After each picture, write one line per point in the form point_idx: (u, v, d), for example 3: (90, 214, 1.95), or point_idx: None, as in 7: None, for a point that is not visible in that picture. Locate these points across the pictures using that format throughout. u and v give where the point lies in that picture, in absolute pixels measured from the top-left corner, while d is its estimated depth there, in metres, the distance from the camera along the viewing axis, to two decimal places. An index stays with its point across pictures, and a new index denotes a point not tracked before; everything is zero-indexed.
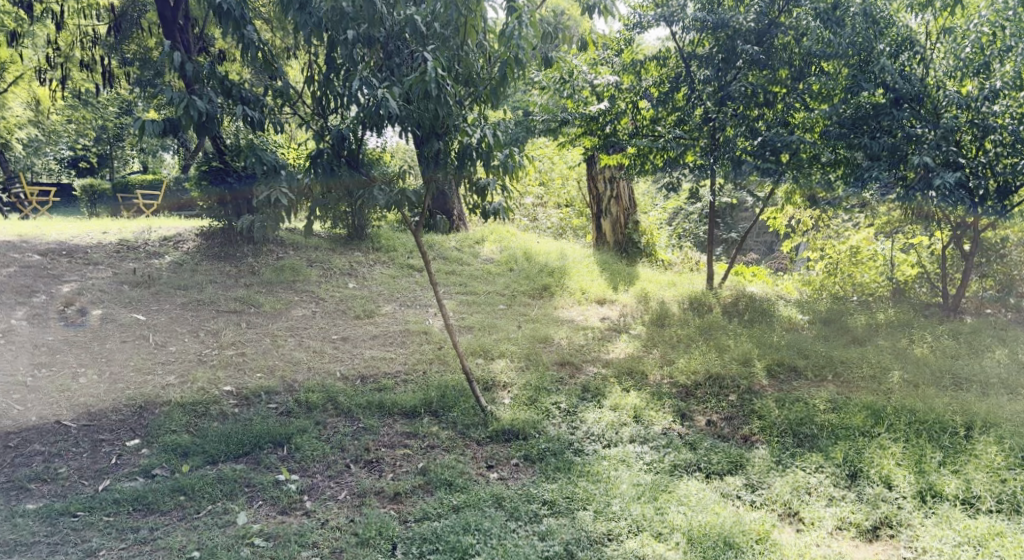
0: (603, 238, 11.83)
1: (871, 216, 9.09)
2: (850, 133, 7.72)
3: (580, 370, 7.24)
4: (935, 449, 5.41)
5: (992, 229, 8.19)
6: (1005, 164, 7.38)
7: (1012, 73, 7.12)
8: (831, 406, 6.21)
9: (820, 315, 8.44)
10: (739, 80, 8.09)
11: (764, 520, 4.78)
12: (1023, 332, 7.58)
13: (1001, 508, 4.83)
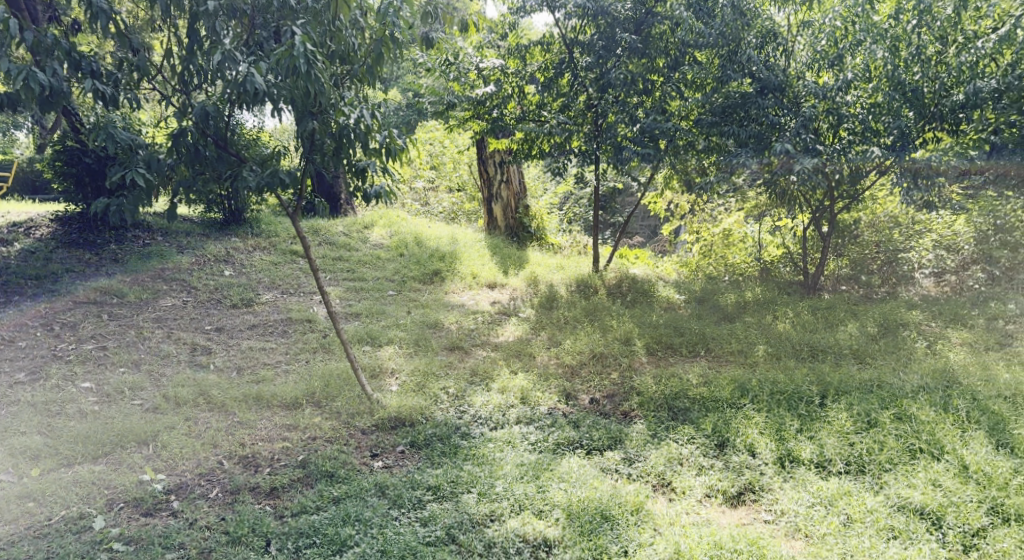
0: (493, 224, 11.83)
1: (742, 200, 9.43)
2: (720, 121, 8.08)
3: (468, 355, 7.26)
4: (792, 417, 5.76)
5: (848, 212, 8.79)
6: (857, 151, 7.80)
7: (862, 66, 7.64)
8: (703, 380, 6.54)
9: (695, 295, 8.83)
10: (619, 68, 8.13)
11: (638, 492, 4.97)
12: (872, 306, 8.16)
13: (849, 469, 5.18)
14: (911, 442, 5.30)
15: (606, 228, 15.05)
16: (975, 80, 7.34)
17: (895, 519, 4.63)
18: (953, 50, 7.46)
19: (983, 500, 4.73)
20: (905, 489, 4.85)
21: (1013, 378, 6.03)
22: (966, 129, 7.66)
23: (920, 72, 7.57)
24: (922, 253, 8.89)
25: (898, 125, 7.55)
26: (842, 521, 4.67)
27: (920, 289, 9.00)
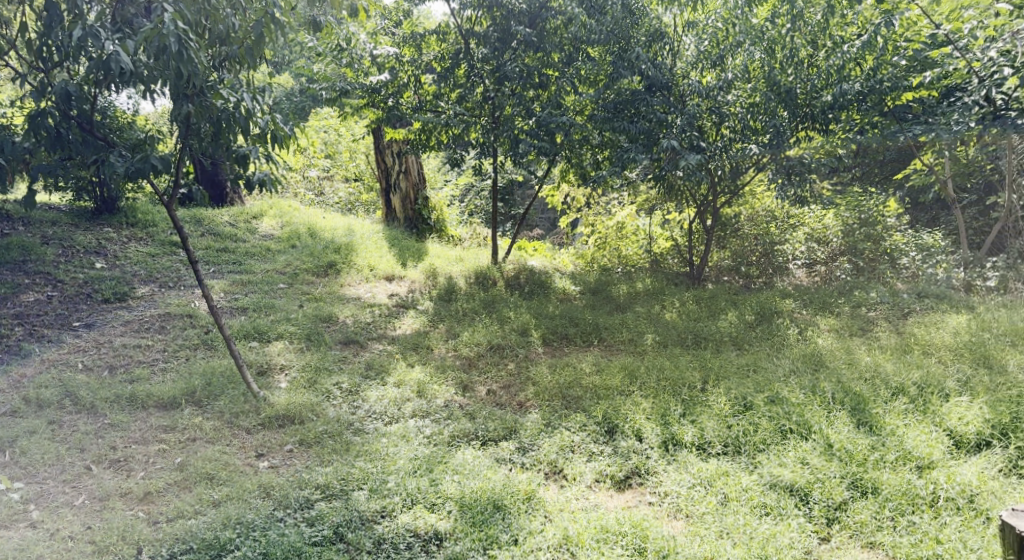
0: (393, 215, 11.68)
1: (634, 194, 9.73)
2: (614, 117, 8.18)
3: (364, 349, 7.14)
4: (677, 403, 5.97)
5: (731, 205, 9.19)
6: (737, 148, 8.22)
7: (741, 67, 8.01)
8: (595, 368, 6.70)
9: (589, 286, 9.00)
10: (515, 61, 8.21)
11: (530, 480, 5.03)
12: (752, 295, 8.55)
13: (726, 451, 5.42)
14: (782, 424, 5.58)
15: (507, 220, 15.06)
16: (842, 82, 7.80)
17: (767, 496, 4.87)
18: (823, 54, 7.96)
19: (845, 475, 5.01)
20: (777, 468, 5.09)
21: (874, 360, 6.41)
22: (835, 128, 8.17)
23: (793, 73, 7.96)
24: (796, 244, 9.25)
25: (774, 124, 7.91)
26: (720, 501, 4.88)
27: (794, 279, 9.32)
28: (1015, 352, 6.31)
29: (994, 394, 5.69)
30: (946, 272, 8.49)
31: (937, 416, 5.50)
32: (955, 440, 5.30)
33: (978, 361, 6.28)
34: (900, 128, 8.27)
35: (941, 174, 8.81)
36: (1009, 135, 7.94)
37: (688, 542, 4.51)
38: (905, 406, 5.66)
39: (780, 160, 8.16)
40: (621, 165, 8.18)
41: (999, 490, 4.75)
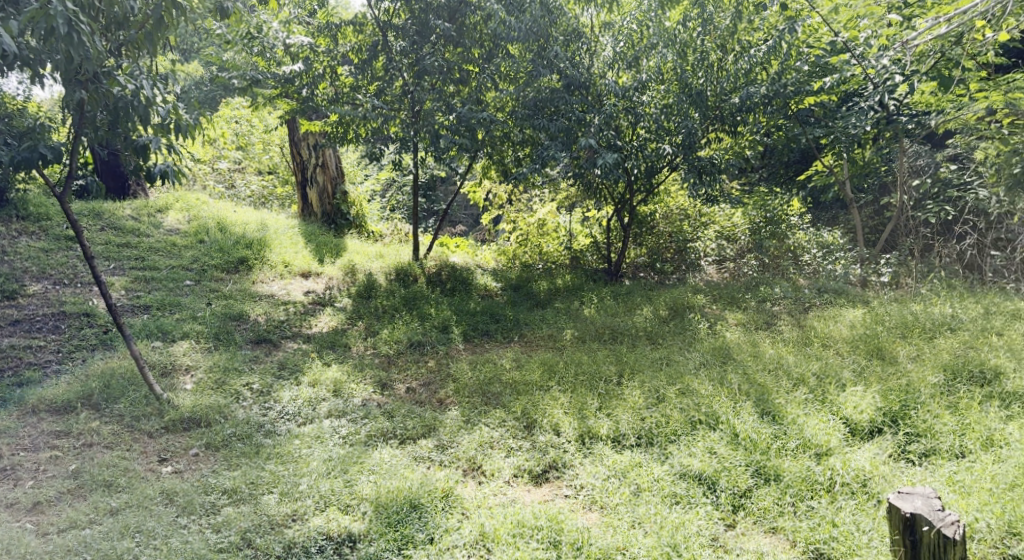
0: (309, 209, 11.38)
1: (555, 191, 9.74)
2: (532, 115, 8.17)
3: (276, 348, 6.97)
4: (593, 396, 6.05)
5: (648, 203, 9.30)
6: (652, 149, 8.27)
7: (655, 68, 8.12)
8: (515, 363, 6.73)
9: (512, 282, 8.99)
10: (435, 55, 8.08)
11: (448, 478, 4.98)
12: (669, 290, 8.71)
13: (639, 442, 5.50)
14: (692, 415, 5.70)
15: (430, 216, 14.91)
16: (748, 86, 8.03)
17: (677, 486, 4.96)
18: (731, 57, 8.07)
19: (750, 463, 5.14)
20: (686, 458, 5.19)
21: (777, 353, 6.61)
22: (743, 130, 8.39)
23: (703, 75, 8.06)
24: (706, 243, 9.50)
25: (686, 125, 8.01)
26: (632, 491, 4.94)
27: (704, 276, 9.58)
28: (905, 342, 6.57)
29: (885, 383, 5.93)
30: (844, 267, 8.76)
31: (834, 405, 5.70)
32: (850, 428, 5.49)
33: (871, 352, 6.52)
34: (802, 130, 8.69)
35: (840, 175, 9.04)
36: (900, 138, 8.39)
37: (601, 533, 4.54)
38: (804, 396, 5.85)
39: (692, 159, 8.15)
40: (541, 163, 8.12)
41: (889, 474, 4.93)
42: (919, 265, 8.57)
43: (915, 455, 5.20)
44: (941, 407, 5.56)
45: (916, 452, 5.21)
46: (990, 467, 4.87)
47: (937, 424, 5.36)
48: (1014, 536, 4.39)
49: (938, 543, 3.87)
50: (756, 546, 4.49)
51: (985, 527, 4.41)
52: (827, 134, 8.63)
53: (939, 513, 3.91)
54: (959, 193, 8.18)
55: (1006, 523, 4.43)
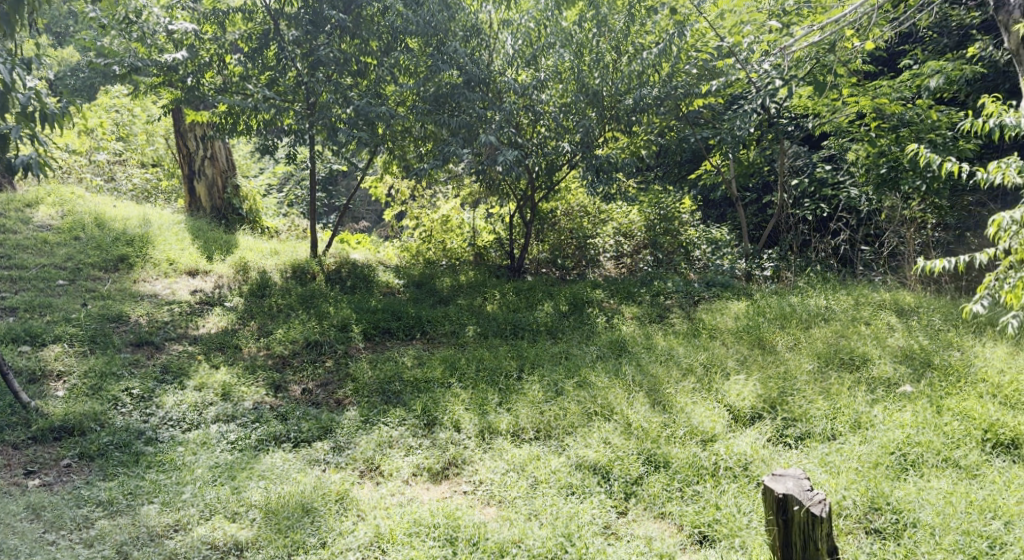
0: (197, 204, 10.86)
1: (458, 187, 9.72)
2: (433, 110, 8.09)
3: (160, 350, 6.62)
4: (494, 392, 6.12)
5: (549, 201, 9.56)
6: (551, 146, 8.43)
7: (552, 68, 8.30)
8: (416, 361, 6.75)
9: (413, 279, 8.88)
10: (330, 46, 7.84)
11: (344, 480, 4.97)
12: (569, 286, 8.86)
13: (538, 435, 5.60)
14: (588, 407, 5.85)
15: (329, 212, 14.57)
16: (641, 87, 8.27)
17: (573, 477, 5.08)
18: (625, 59, 8.34)
19: (641, 452, 5.33)
20: (582, 449, 5.33)
21: (668, 344, 6.89)
22: (638, 130, 8.72)
23: (600, 77, 8.29)
24: (605, 238, 9.71)
25: (584, 124, 8.23)
26: (530, 484, 5.02)
27: (602, 271, 9.77)
28: (783, 333, 6.99)
29: (765, 370, 6.31)
30: (730, 262, 9.06)
31: (719, 393, 6.01)
32: (733, 414, 5.80)
33: (753, 342, 6.90)
34: (692, 130, 8.99)
35: (727, 175, 9.54)
36: (781, 141, 8.88)
37: (498, 527, 4.59)
38: (692, 385, 6.14)
39: (590, 157, 8.33)
40: (442, 159, 7.97)
41: (768, 457, 5.21)
42: (796, 259, 9.03)
43: (791, 438, 5.53)
44: (816, 393, 5.95)
45: (792, 436, 5.54)
46: (857, 448, 5.23)
47: (812, 409, 5.73)
48: (876, 511, 4.73)
49: (808, 521, 4.02)
50: (645, 531, 4.65)
51: (851, 504, 4.73)
52: (716, 136, 9.00)
53: (807, 492, 4.06)
54: (834, 192, 8.71)
55: (869, 499, 4.77)
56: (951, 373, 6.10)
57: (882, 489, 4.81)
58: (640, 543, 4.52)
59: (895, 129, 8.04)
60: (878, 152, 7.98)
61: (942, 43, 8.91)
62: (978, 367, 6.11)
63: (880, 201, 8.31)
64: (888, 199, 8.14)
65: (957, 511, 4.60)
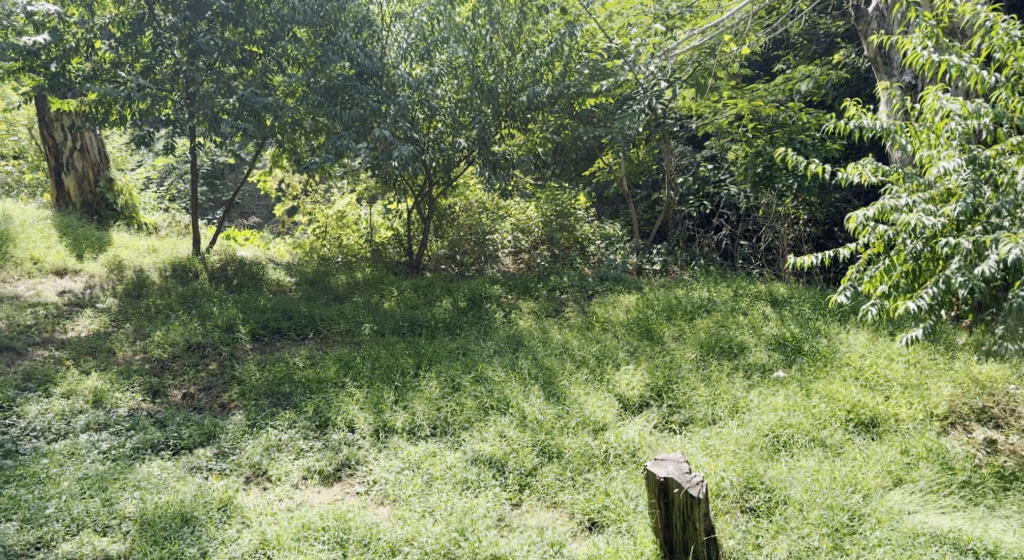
0: (65, 199, 10.08)
1: (354, 182, 9.66)
2: (324, 102, 7.83)
3: (23, 356, 6.15)
4: (389, 391, 6.05)
5: (449, 196, 9.59)
6: (447, 142, 8.49)
7: (446, 62, 8.21)
8: (309, 362, 6.60)
9: (306, 277, 8.63)
10: (211, 34, 7.52)
11: (228, 487, 4.81)
12: (466, 282, 8.85)
13: (434, 432, 5.59)
14: (484, 401, 5.89)
15: (215, 208, 13.98)
16: (535, 85, 8.38)
17: (468, 472, 5.10)
18: (519, 56, 8.39)
19: (536, 443, 5.43)
20: (478, 444, 5.37)
21: (563, 338, 7.04)
22: (533, 128, 8.98)
23: (493, 74, 8.35)
24: (503, 235, 9.80)
25: (479, 120, 8.27)
26: (425, 481, 5.00)
27: (501, 267, 9.86)
28: (669, 323, 7.31)
29: (653, 360, 6.57)
30: (622, 257, 9.29)
31: (610, 383, 6.21)
32: (623, 403, 6.02)
33: (643, 333, 7.17)
34: (585, 129, 9.18)
35: (618, 173, 9.94)
36: (667, 141, 9.23)
37: (391, 527, 4.55)
38: (585, 376, 6.31)
39: (486, 154, 8.41)
40: (335, 153, 7.77)
41: (654, 443, 5.42)
42: (682, 253, 9.48)
43: (675, 424, 5.79)
44: (698, 380, 6.26)
45: (677, 422, 5.80)
46: (735, 431, 5.53)
47: (695, 396, 6.02)
48: (751, 490, 4.97)
49: (687, 503, 4.22)
50: (537, 521, 4.70)
51: (728, 485, 4.96)
52: (607, 134, 9.23)
53: (686, 475, 4.27)
54: (715, 189, 9.20)
55: (745, 479, 5.01)
56: (819, 358, 6.57)
57: (757, 469, 5.07)
58: (532, 533, 4.56)
59: (770, 129, 8.61)
60: (755, 152, 8.56)
61: (812, 49, 9.53)
62: (842, 353, 6.60)
63: (757, 199, 8.79)
64: (763, 196, 8.66)
65: (823, 487, 4.90)
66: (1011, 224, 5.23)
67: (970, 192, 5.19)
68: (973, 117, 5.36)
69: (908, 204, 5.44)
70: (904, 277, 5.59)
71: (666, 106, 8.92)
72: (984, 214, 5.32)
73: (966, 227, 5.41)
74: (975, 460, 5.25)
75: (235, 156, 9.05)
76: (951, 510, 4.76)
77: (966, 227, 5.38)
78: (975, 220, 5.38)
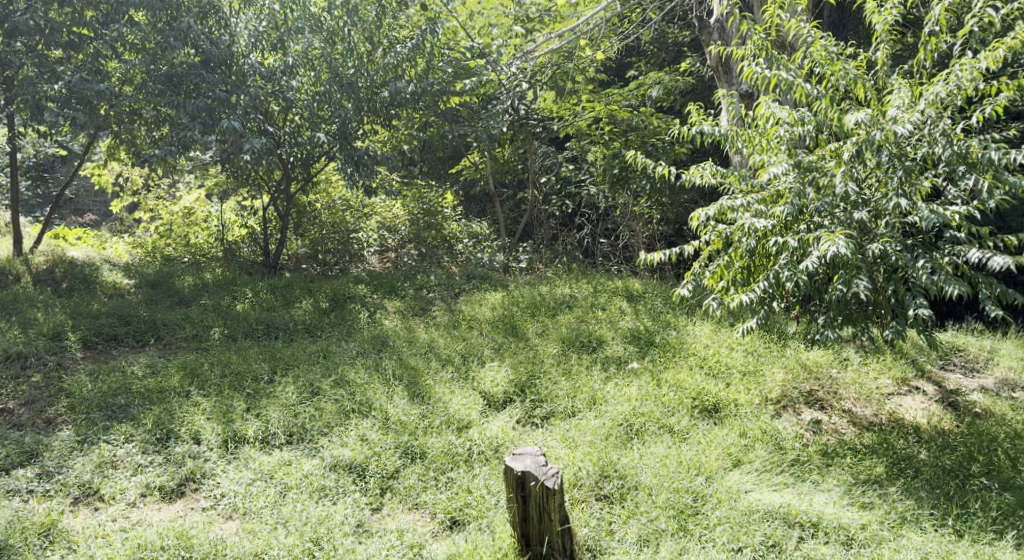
0: None
1: (202, 177, 9.23)
2: (167, 90, 7.38)
3: None
4: (240, 399, 5.73)
5: (307, 193, 9.35)
6: (305, 136, 8.13)
7: (301, 53, 7.89)
8: (149, 371, 6.13)
9: (147, 279, 8.06)
10: (31, 13, 6.85)
11: (50, 510, 4.44)
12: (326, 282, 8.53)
13: (290, 440, 5.34)
14: (345, 405, 5.71)
15: (45, 205, 12.83)
16: (396, 80, 8.29)
17: (326, 479, 4.90)
18: (380, 50, 8.36)
19: (398, 445, 5.30)
20: (338, 449, 5.18)
21: (428, 338, 6.99)
22: (397, 124, 8.97)
23: (353, 67, 8.16)
24: (369, 233, 9.55)
25: (338, 115, 7.94)
26: (279, 492, 4.77)
27: (367, 266, 9.59)
28: (533, 320, 7.46)
29: (516, 356, 6.69)
30: (491, 255, 9.26)
31: (475, 381, 6.23)
32: (487, 400, 6.05)
33: (508, 330, 7.27)
34: (450, 128, 9.15)
35: (485, 171, 9.99)
36: (531, 141, 9.42)
37: (238, 541, 4.31)
38: (450, 375, 6.30)
39: (349, 150, 8.14)
40: (180, 146, 7.29)
41: (516, 437, 5.48)
42: (547, 253, 9.69)
43: (538, 418, 5.90)
44: (559, 374, 6.42)
45: (539, 416, 5.92)
46: (592, 422, 5.72)
47: (556, 390, 6.16)
48: (605, 478, 5.13)
49: (543, 495, 4.16)
50: (397, 525, 4.59)
51: (584, 475, 5.09)
52: (472, 133, 9.15)
53: (542, 467, 4.22)
54: (577, 189, 9.50)
55: (600, 468, 5.17)
56: (668, 350, 6.94)
57: (611, 458, 5.25)
58: (390, 537, 4.44)
59: (625, 133, 8.96)
60: (612, 154, 8.86)
61: (661, 57, 10.12)
62: (689, 344, 7.01)
63: (615, 199, 9.22)
64: (620, 196, 9.09)
65: (670, 472, 5.13)
66: (830, 223, 5.65)
67: (795, 194, 5.59)
68: (799, 124, 5.79)
69: (742, 204, 5.88)
70: (741, 273, 6.00)
71: (529, 106, 9.28)
72: (807, 214, 5.74)
73: (793, 226, 5.83)
74: (803, 440, 5.72)
75: (62, 148, 8.36)
76: (782, 487, 5.08)
77: (793, 225, 5.79)
78: (801, 219, 5.79)
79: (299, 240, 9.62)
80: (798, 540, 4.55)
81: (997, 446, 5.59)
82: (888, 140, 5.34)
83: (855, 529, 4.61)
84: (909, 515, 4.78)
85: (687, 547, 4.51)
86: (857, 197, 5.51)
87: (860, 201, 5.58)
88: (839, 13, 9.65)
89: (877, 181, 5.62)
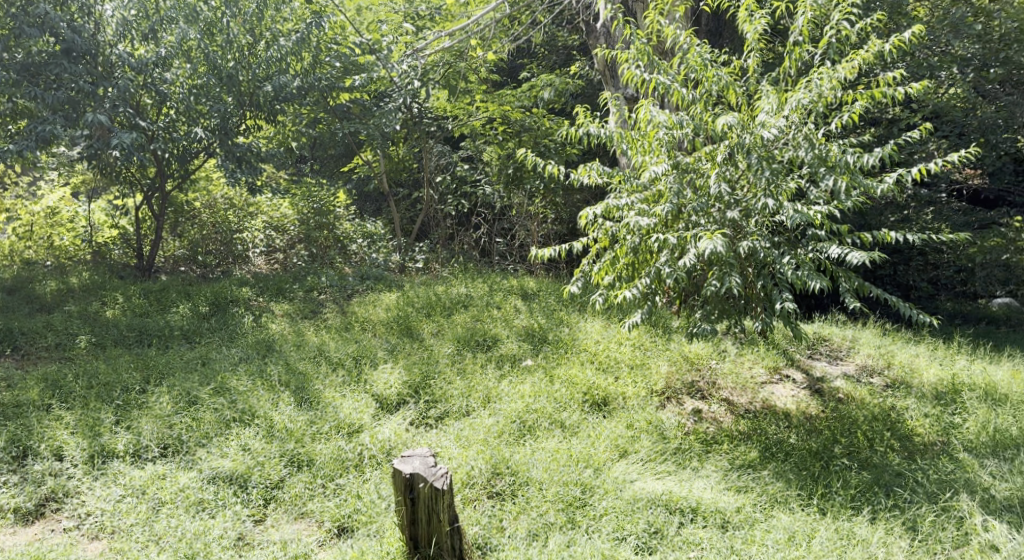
0: None
1: (67, 173, 8.66)
2: (22, 79, 6.80)
3: None
4: (108, 411, 5.36)
5: (185, 191, 8.97)
6: (182, 131, 7.85)
7: (174, 44, 7.50)
8: (5, 385, 5.68)
9: (5, 285, 7.57)
10: None
11: None
12: (205, 285, 8.14)
13: (164, 453, 5.05)
14: (225, 414, 5.43)
15: None
16: (280, 75, 8.02)
17: (205, 492, 4.67)
18: (262, 44, 7.99)
19: (284, 454, 5.11)
20: (217, 460, 4.94)
21: (319, 341, 6.80)
22: (283, 120, 8.65)
23: (233, 60, 7.88)
24: (255, 233, 9.26)
25: (218, 109, 7.77)
26: (152, 507, 4.53)
27: (252, 267, 9.28)
28: (428, 320, 7.42)
29: (410, 357, 6.61)
30: (384, 255, 9.16)
31: (367, 384, 6.11)
32: (380, 402, 5.96)
33: (403, 332, 7.17)
34: (341, 125, 8.93)
35: (378, 170, 9.88)
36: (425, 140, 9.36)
37: None
38: (341, 379, 6.15)
39: (229, 145, 7.93)
40: (38, 140, 6.86)
41: (410, 439, 5.39)
42: (443, 251, 9.62)
43: (432, 419, 5.86)
44: (453, 374, 6.40)
45: (432, 417, 5.88)
46: (485, 421, 5.74)
47: (451, 390, 6.14)
48: (497, 476, 5.17)
49: (432, 496, 4.14)
50: (281, 535, 4.45)
51: (477, 473, 5.11)
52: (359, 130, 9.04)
53: (431, 468, 4.20)
54: (472, 189, 9.55)
55: (492, 465, 5.20)
56: (560, 347, 7.06)
57: (503, 455, 5.29)
58: (274, 549, 4.31)
59: (518, 133, 9.09)
60: (506, 154, 9.10)
61: (551, 59, 10.39)
62: (581, 340, 7.18)
63: (509, 198, 9.37)
64: (514, 196, 9.25)
65: (560, 466, 5.22)
66: (706, 222, 5.93)
67: (675, 194, 5.82)
68: (677, 127, 6.00)
69: (626, 204, 6.07)
70: (625, 269, 6.18)
71: (421, 106, 9.28)
72: (685, 214, 6.00)
73: (672, 225, 6.06)
74: (684, 428, 5.97)
75: None
76: (664, 475, 5.29)
77: (672, 225, 6.03)
78: (679, 219, 6.05)
79: (176, 241, 9.22)
80: (678, 526, 4.76)
81: (857, 428, 6.01)
82: (756, 144, 5.70)
83: (730, 513, 4.86)
84: (779, 496, 5.09)
85: (574, 538, 4.62)
86: (729, 198, 5.82)
87: (732, 201, 5.89)
88: (716, 22, 10.18)
89: (749, 183, 5.94)
